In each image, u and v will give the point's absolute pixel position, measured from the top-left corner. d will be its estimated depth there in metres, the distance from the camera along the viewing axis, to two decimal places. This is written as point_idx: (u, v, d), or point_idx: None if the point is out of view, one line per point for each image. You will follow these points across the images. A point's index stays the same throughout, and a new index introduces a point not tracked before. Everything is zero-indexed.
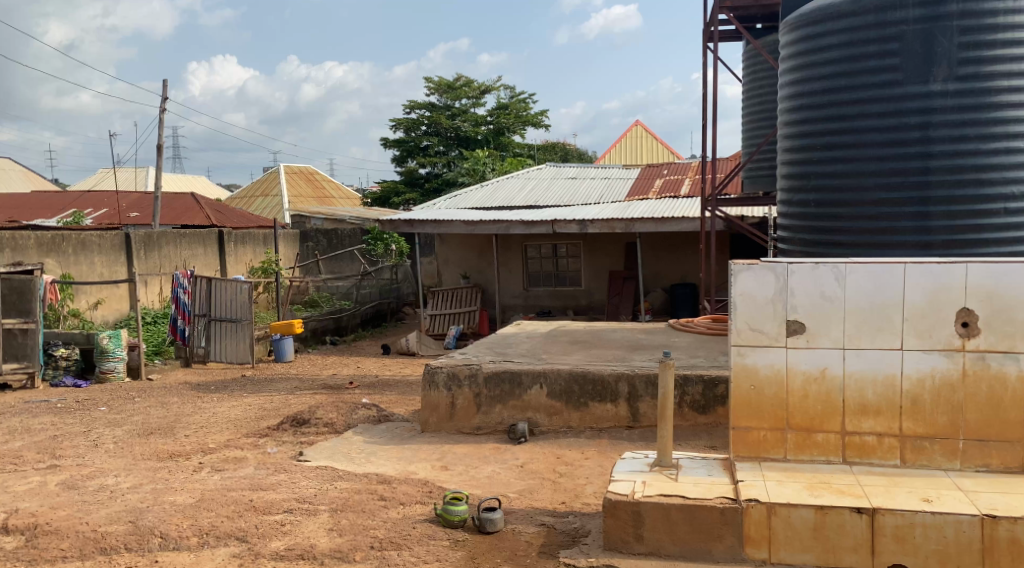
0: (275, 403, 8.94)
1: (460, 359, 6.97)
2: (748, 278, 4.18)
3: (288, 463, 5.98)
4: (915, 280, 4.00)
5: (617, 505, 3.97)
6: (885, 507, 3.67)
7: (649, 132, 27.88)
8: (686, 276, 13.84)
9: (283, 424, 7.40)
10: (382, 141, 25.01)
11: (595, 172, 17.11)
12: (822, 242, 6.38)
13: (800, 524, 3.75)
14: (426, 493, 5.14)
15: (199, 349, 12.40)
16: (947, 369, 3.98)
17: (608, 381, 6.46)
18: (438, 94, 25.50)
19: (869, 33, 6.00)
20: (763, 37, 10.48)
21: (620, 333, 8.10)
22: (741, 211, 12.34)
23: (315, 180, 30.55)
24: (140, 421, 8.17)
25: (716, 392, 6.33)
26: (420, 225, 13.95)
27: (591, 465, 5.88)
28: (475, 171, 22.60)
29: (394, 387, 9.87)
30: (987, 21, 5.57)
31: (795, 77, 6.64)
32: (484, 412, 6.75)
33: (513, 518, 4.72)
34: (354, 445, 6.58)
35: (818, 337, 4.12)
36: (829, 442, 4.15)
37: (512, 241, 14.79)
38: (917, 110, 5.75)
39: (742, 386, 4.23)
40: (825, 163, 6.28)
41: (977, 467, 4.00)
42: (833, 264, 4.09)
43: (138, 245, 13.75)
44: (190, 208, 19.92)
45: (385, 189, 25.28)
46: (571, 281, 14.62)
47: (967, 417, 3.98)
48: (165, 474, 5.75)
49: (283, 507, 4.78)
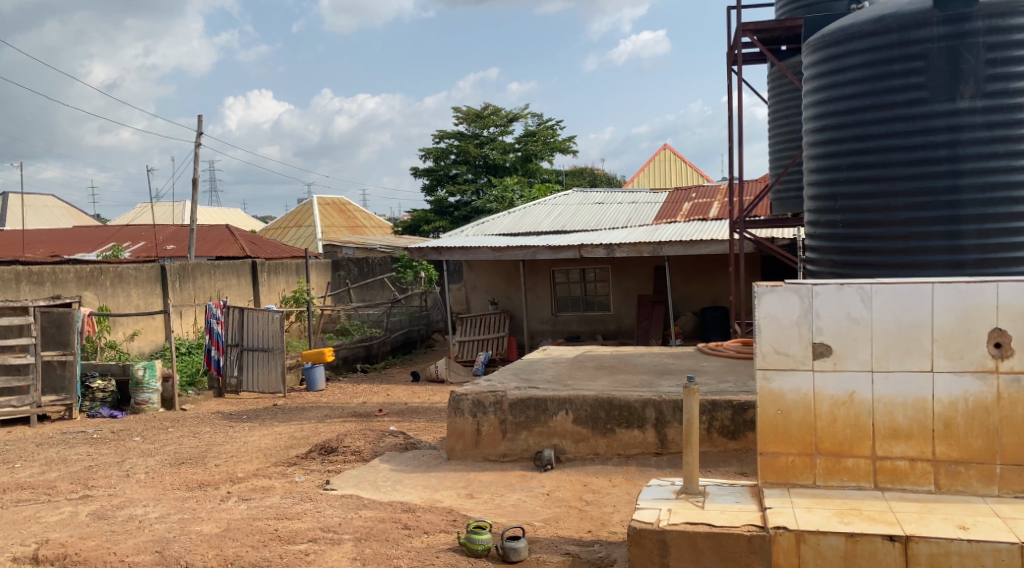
0: (305, 432, 9.01)
1: (485, 386, 6.97)
2: (772, 300, 4.13)
3: (314, 492, 6.00)
4: (944, 300, 3.92)
5: (642, 533, 3.91)
6: (919, 534, 3.57)
7: (678, 155, 27.85)
8: (716, 300, 13.71)
9: (311, 452, 7.46)
10: (412, 170, 25.31)
11: (623, 196, 17.08)
12: (851, 263, 6.28)
13: (830, 552, 3.66)
14: (451, 522, 5.13)
15: (233, 379, 12.58)
16: (981, 392, 3.89)
17: (634, 407, 6.41)
18: (467, 123, 25.76)
19: (893, 51, 5.94)
20: (788, 59, 10.46)
21: (647, 358, 8.04)
22: (771, 234, 12.24)
23: (346, 211, 30.91)
24: (172, 451, 8.28)
25: (745, 417, 6.24)
26: (448, 252, 14.03)
27: (618, 492, 5.83)
28: (503, 198, 22.74)
29: (423, 414, 9.89)
30: (1014, 37, 5.55)
31: (819, 98, 6.58)
32: (510, 439, 6.72)
33: (537, 547, 4.68)
34: (380, 473, 6.60)
35: (845, 359, 4.05)
36: (859, 467, 4.06)
37: (539, 266, 14.83)
38: (945, 127, 5.68)
39: (768, 411, 4.16)
40: (853, 183, 6.20)
41: (1016, 493, 3.88)
42: (858, 285, 4.03)
43: (174, 277, 14.03)
44: (225, 240, 20.29)
45: (415, 217, 25.48)
46: (600, 305, 14.56)
47: (1004, 440, 3.88)
48: (192, 504, 5.80)
49: (308, 536, 4.80)
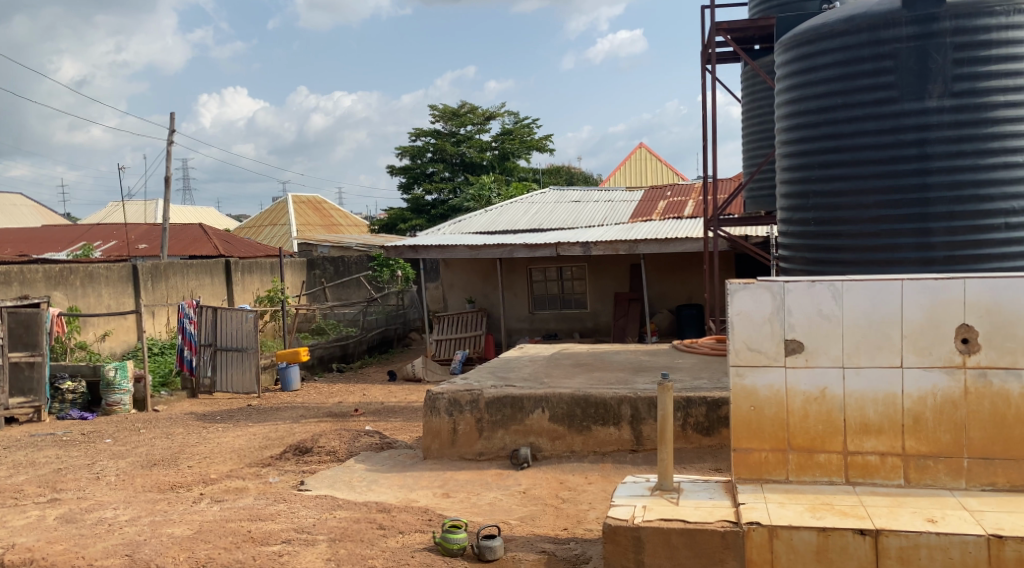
0: (279, 432, 8.93)
1: (461, 385, 6.95)
2: (744, 297, 4.15)
3: (288, 493, 5.96)
4: (913, 297, 3.97)
5: (617, 530, 3.91)
6: (888, 528, 3.62)
7: (653, 154, 28.01)
8: (692, 297, 13.80)
9: (286, 453, 7.40)
10: (388, 169, 25.19)
11: (599, 195, 17.14)
12: (823, 260, 6.33)
13: (802, 547, 3.69)
14: (427, 522, 5.11)
15: (206, 379, 12.43)
16: (948, 387, 3.94)
17: (610, 404, 6.43)
18: (443, 121, 25.68)
19: (863, 51, 6.01)
20: (761, 58, 10.55)
21: (623, 355, 8.07)
22: (745, 232, 12.34)
23: (322, 209, 30.74)
24: (144, 453, 8.19)
25: (720, 413, 6.29)
26: (424, 250, 13.97)
27: (594, 490, 5.84)
28: (480, 197, 22.73)
29: (400, 414, 9.85)
30: (981, 37, 5.60)
31: (791, 97, 6.64)
32: (486, 438, 6.72)
33: (513, 545, 4.68)
34: (355, 474, 6.57)
35: (817, 355, 4.09)
36: (831, 462, 4.10)
37: (516, 264, 14.82)
38: (914, 126, 5.75)
39: (741, 407, 4.19)
40: (824, 181, 6.26)
41: (983, 486, 3.93)
42: (829, 282, 4.06)
43: (145, 277, 13.88)
44: (198, 238, 20.06)
45: (392, 216, 25.38)
46: (577, 303, 14.60)
47: (971, 434, 3.93)
48: (164, 505, 5.74)
49: (281, 537, 4.77)
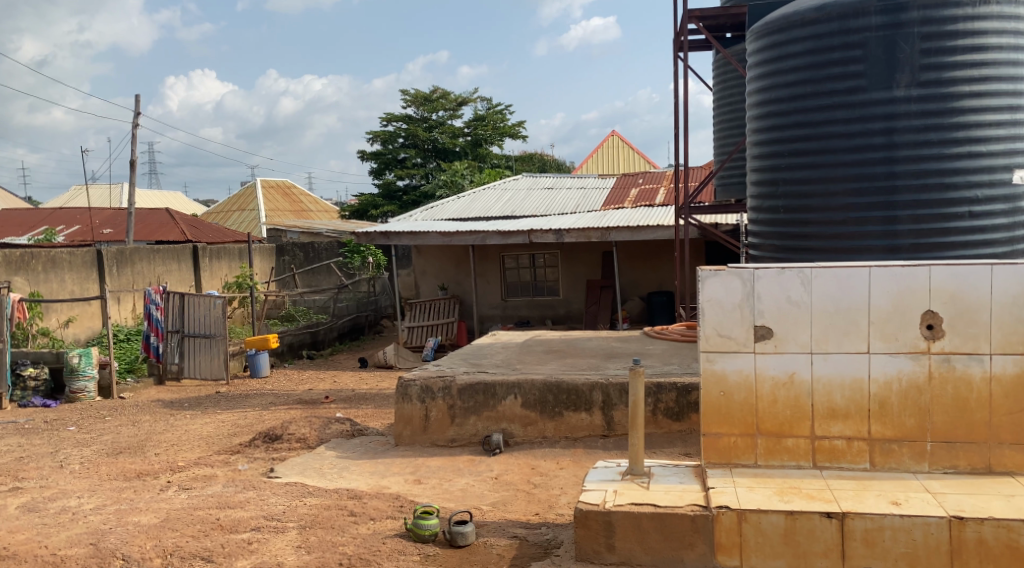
0: (249, 419, 8.85)
1: (434, 371, 6.94)
2: (715, 284, 4.18)
3: (258, 480, 5.92)
4: (880, 284, 4.02)
5: (588, 515, 3.94)
6: (854, 510, 3.68)
7: (625, 142, 28.10)
8: (663, 284, 13.89)
9: (255, 440, 7.33)
10: (359, 154, 24.96)
11: (571, 181, 17.20)
12: (792, 248, 6.38)
13: (770, 530, 3.74)
14: (398, 508, 5.10)
15: (173, 365, 12.29)
16: (913, 371, 4.01)
17: (582, 390, 6.46)
18: (415, 106, 25.49)
19: (833, 40, 6.05)
20: (732, 45, 10.60)
21: (595, 341, 8.11)
22: (715, 219, 12.45)
23: (291, 194, 30.44)
24: (110, 440, 8.07)
25: (690, 399, 6.34)
26: (396, 237, 13.88)
27: (565, 475, 5.87)
28: (452, 183, 22.65)
29: (371, 401, 9.81)
30: (947, 28, 5.67)
31: (761, 85, 6.65)
32: (458, 424, 6.71)
33: (485, 531, 4.69)
34: (326, 461, 6.54)
35: (785, 341, 4.13)
36: (798, 447, 4.15)
37: (489, 252, 14.78)
38: (882, 115, 5.82)
39: (711, 392, 4.22)
40: (794, 169, 6.30)
41: (945, 469, 4.01)
42: (799, 269, 4.10)
43: (111, 262, 13.64)
44: (164, 223, 19.75)
45: (362, 202, 25.18)
46: (549, 291, 14.64)
47: (934, 418, 4.01)
48: (130, 494, 5.66)
49: (251, 525, 4.72)
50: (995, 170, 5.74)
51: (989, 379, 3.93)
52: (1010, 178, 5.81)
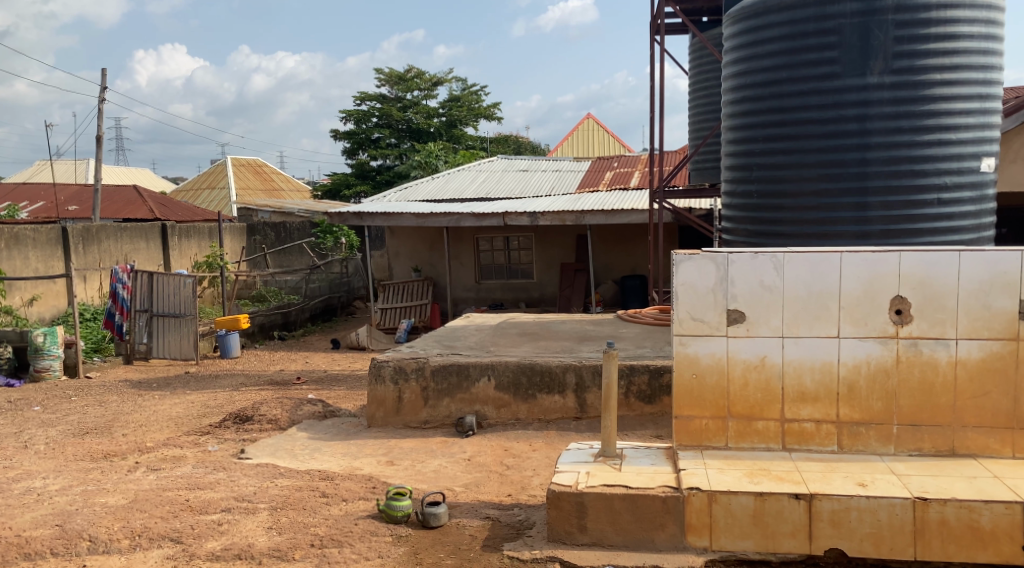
0: (219, 400, 8.76)
1: (407, 353, 6.91)
2: (689, 268, 4.19)
3: (228, 461, 5.87)
4: (851, 269, 4.05)
5: (561, 496, 3.96)
6: (822, 492, 3.73)
7: (600, 124, 28.14)
8: (636, 268, 13.95)
9: (225, 421, 7.26)
10: (332, 133, 24.67)
11: (546, 164, 17.18)
12: (765, 232, 6.41)
13: (740, 511, 3.78)
14: (370, 489, 5.07)
15: (141, 345, 12.06)
16: (881, 356, 4.06)
17: (555, 372, 6.48)
18: (389, 85, 25.28)
19: (809, 25, 6.05)
20: (708, 30, 10.63)
21: (568, 324, 8.12)
22: (689, 204, 12.50)
23: (262, 173, 30.10)
24: (75, 421, 7.94)
25: (662, 381, 6.39)
26: (369, 217, 13.76)
27: (538, 456, 5.89)
28: (427, 164, 22.51)
29: (343, 382, 9.77)
30: (921, 16, 5.72)
31: (737, 70, 6.63)
32: (431, 406, 6.70)
33: (458, 512, 4.69)
34: (297, 442, 6.50)
35: (757, 326, 4.16)
36: (768, 429, 4.20)
37: (463, 234, 14.71)
38: (855, 102, 5.86)
39: (684, 375, 4.25)
40: (767, 154, 6.33)
41: (910, 451, 4.09)
42: (772, 253, 4.12)
43: (77, 240, 13.40)
44: (132, 200, 19.39)
45: (335, 181, 24.91)
46: (523, 273, 14.65)
47: (901, 402, 4.07)
48: (97, 474, 5.58)
49: (221, 506, 4.68)
50: (964, 158, 5.82)
51: (955, 363, 4.00)
52: (978, 166, 5.89)
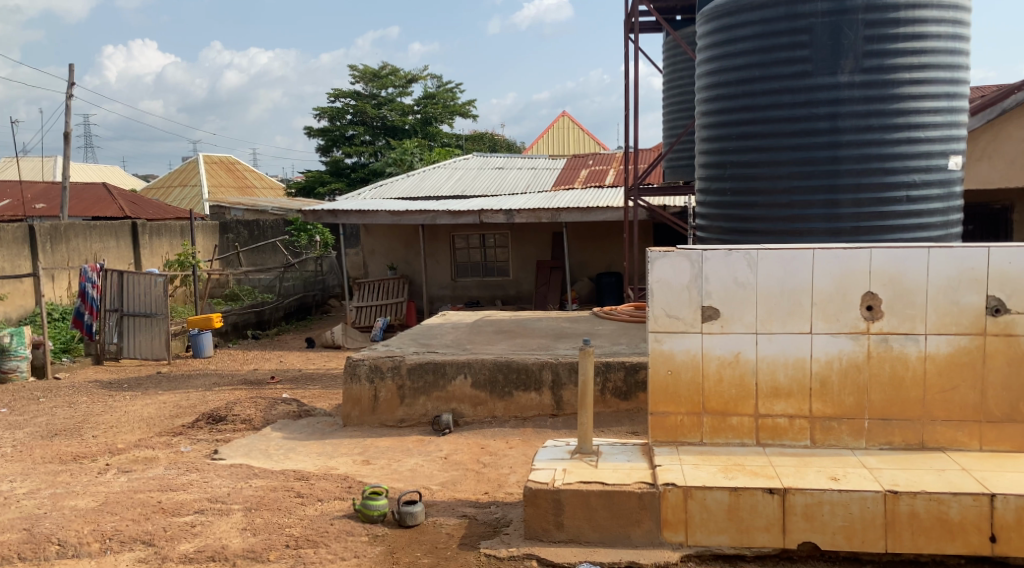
0: (192, 400, 8.66)
1: (383, 351, 6.88)
2: (664, 265, 4.20)
3: (201, 462, 5.81)
4: (823, 265, 4.10)
5: (538, 493, 3.96)
6: (796, 486, 3.76)
7: (576, 123, 28.18)
8: (611, 266, 14.01)
9: (198, 421, 7.18)
10: (306, 130, 24.47)
11: (522, 162, 17.18)
12: (738, 229, 6.45)
13: (714, 506, 3.81)
14: (346, 489, 5.04)
15: (111, 345, 11.95)
16: (853, 352, 4.11)
17: (532, 370, 6.48)
18: (363, 82, 25.12)
19: (781, 25, 6.10)
20: (682, 29, 10.70)
21: (544, 322, 8.13)
22: (664, 201, 12.58)
23: (235, 170, 29.78)
24: (44, 423, 7.81)
25: (637, 378, 6.41)
26: (344, 216, 13.66)
27: (515, 454, 5.89)
28: (402, 161, 22.44)
29: (318, 381, 9.71)
30: (890, 16, 5.79)
31: (710, 68, 6.66)
32: (407, 404, 6.67)
33: (435, 511, 4.68)
34: (272, 442, 6.45)
35: (732, 322, 4.19)
36: (742, 425, 4.23)
37: (439, 232, 14.67)
38: (826, 100, 5.92)
39: (659, 371, 4.27)
40: (740, 152, 6.36)
41: (881, 445, 4.14)
42: (745, 251, 4.14)
43: (44, 238, 13.18)
44: (101, 198, 19.10)
45: (309, 179, 24.73)
46: (499, 271, 14.65)
47: (871, 396, 4.12)
48: (66, 477, 5.49)
49: (194, 508, 4.63)
50: (932, 156, 5.90)
51: (924, 358, 4.06)
52: (946, 164, 5.98)
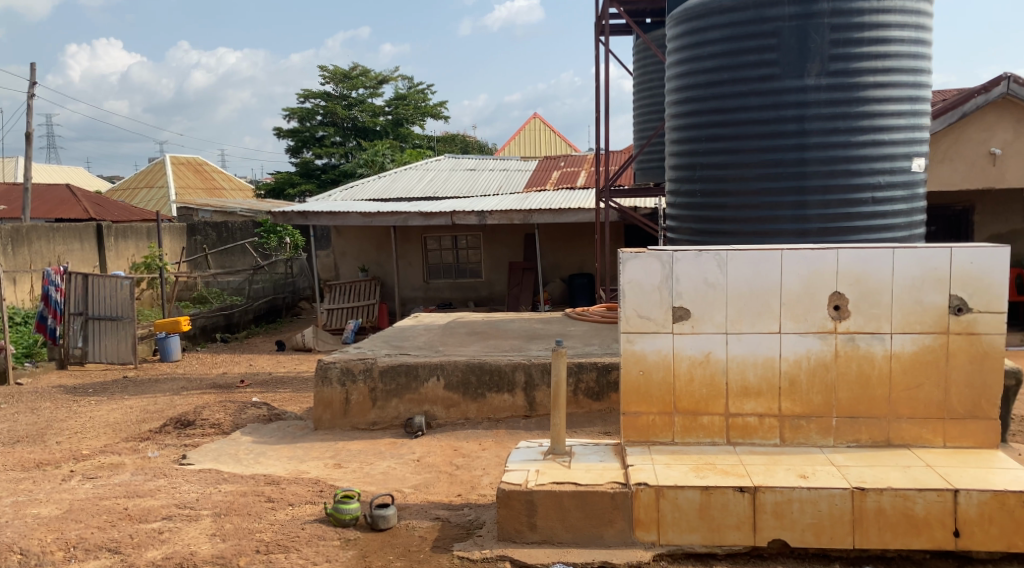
0: (159, 405, 8.52)
1: (355, 354, 6.83)
2: (635, 266, 4.23)
3: (169, 467, 5.72)
4: (791, 266, 4.14)
5: (510, 495, 3.95)
6: (765, 484, 3.80)
7: (547, 124, 28.26)
8: (583, 267, 14.06)
9: (166, 426, 7.07)
10: (275, 131, 24.23)
11: (494, 163, 17.19)
12: (709, 231, 6.50)
13: (686, 505, 3.84)
14: (317, 493, 5.00)
15: (76, 349, 11.76)
16: (821, 351, 4.16)
17: (504, 371, 6.48)
18: (333, 83, 24.95)
19: (749, 28, 6.17)
20: (652, 31, 10.77)
21: (517, 323, 8.13)
22: (635, 203, 12.66)
23: (203, 171, 29.41)
24: (5, 429, 7.65)
25: (609, 378, 6.44)
26: (314, 217, 13.53)
27: (488, 456, 5.89)
28: (373, 162, 22.33)
29: (288, 384, 9.62)
30: (855, 20, 5.88)
31: (680, 71, 6.71)
32: (379, 407, 6.64)
33: (407, 513, 4.66)
34: (242, 446, 6.38)
35: (702, 322, 4.22)
36: (713, 424, 4.27)
37: (410, 233, 14.62)
38: (794, 103, 6.00)
39: (631, 371, 4.29)
40: (710, 153, 6.41)
41: (848, 442, 4.19)
42: (715, 251, 4.18)
43: (5, 241, 12.91)
44: (64, 200, 18.75)
45: (279, 180, 24.51)
46: (471, 272, 14.64)
47: (839, 395, 4.17)
48: (29, 485, 5.38)
49: (161, 514, 4.56)
50: (896, 159, 6.01)
51: (890, 356, 4.12)
52: (910, 165, 6.08)
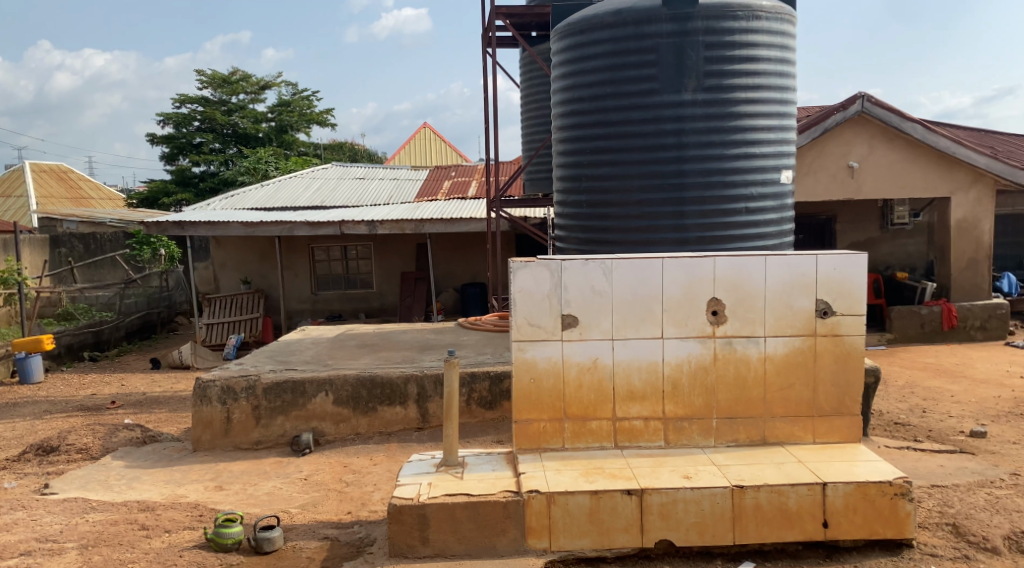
0: (19, 431, 7.92)
1: (237, 370, 6.57)
2: (524, 275, 4.26)
3: (29, 498, 5.32)
4: (673, 273, 4.27)
5: (402, 509, 3.89)
6: (652, 486, 3.90)
7: (437, 134, 28.18)
8: (473, 276, 14.08)
9: (26, 454, 6.58)
10: (149, 137, 23.06)
11: (382, 173, 16.98)
12: (594, 240, 6.63)
13: (576, 510, 3.88)
14: (196, 518, 4.76)
15: None
16: (701, 355, 4.31)
17: (395, 383, 6.39)
18: (212, 88, 24.02)
19: (628, 44, 6.34)
20: (537, 44, 10.94)
21: (408, 334, 8.04)
22: (524, 212, 12.79)
23: (68, 179, 27.65)
24: None
25: (501, 388, 6.46)
26: (192, 227, 12.94)
27: (378, 471, 5.78)
28: (256, 170, 21.66)
29: (165, 404, 9.14)
30: (726, 38, 6.16)
31: (563, 83, 6.81)
32: (264, 425, 6.40)
33: (294, 535, 4.50)
34: (112, 472, 6.00)
35: (589, 329, 4.29)
36: (601, 429, 4.34)
37: (295, 244, 14.22)
38: (672, 117, 6.21)
39: (521, 379, 4.31)
40: (594, 164, 6.54)
41: (728, 442, 4.36)
42: (600, 260, 4.26)
43: None
44: None
45: (153, 189, 23.37)
46: (360, 283, 14.39)
47: (719, 397, 4.34)
48: None
49: (20, 550, 4.22)
50: (767, 170, 6.33)
51: (765, 358, 4.31)
52: (779, 177, 6.42)
